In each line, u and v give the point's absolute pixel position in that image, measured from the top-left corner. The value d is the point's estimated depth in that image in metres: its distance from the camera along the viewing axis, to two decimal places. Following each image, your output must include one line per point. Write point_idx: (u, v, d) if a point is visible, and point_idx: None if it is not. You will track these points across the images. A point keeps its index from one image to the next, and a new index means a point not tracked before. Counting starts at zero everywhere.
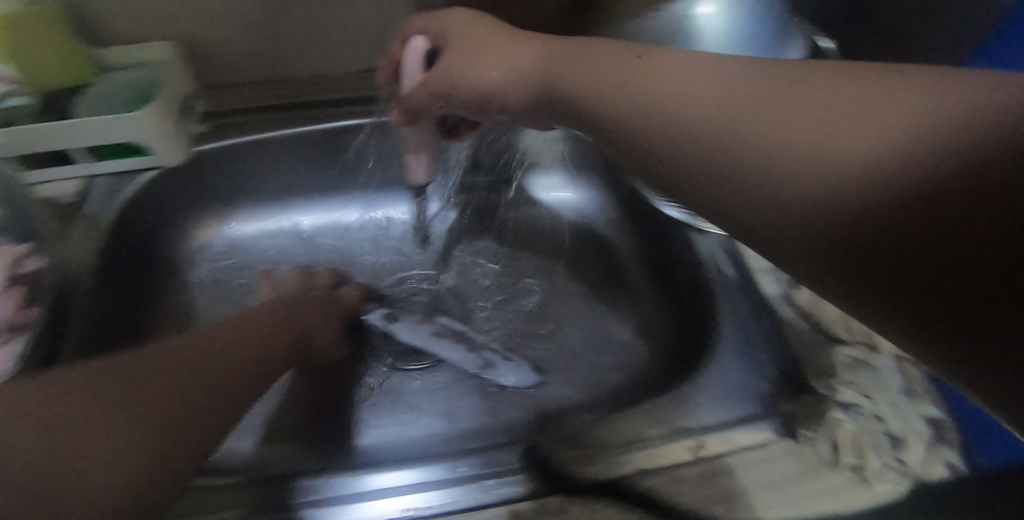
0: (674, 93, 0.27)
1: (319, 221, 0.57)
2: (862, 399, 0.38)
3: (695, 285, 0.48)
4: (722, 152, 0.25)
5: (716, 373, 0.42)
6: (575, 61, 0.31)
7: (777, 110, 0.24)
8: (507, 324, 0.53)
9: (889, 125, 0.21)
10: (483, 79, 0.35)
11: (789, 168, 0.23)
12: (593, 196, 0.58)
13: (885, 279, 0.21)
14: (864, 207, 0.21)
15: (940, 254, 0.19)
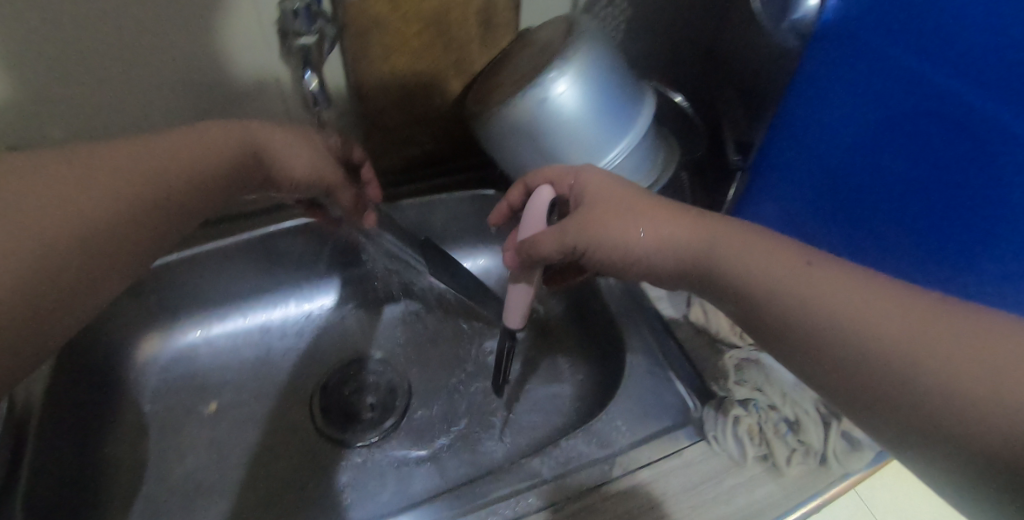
0: (749, 248, 0.36)
1: (261, 321, 0.60)
2: (756, 394, 0.43)
3: (608, 322, 0.53)
4: (741, 284, 0.36)
5: (633, 393, 0.46)
6: (652, 213, 0.39)
7: (823, 287, 0.32)
8: (452, 385, 0.56)
9: (913, 334, 0.29)
10: (611, 235, 0.39)
11: (839, 353, 0.31)
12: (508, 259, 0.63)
13: (892, 400, 0.29)
14: (881, 359, 0.29)
15: (920, 399, 0.28)
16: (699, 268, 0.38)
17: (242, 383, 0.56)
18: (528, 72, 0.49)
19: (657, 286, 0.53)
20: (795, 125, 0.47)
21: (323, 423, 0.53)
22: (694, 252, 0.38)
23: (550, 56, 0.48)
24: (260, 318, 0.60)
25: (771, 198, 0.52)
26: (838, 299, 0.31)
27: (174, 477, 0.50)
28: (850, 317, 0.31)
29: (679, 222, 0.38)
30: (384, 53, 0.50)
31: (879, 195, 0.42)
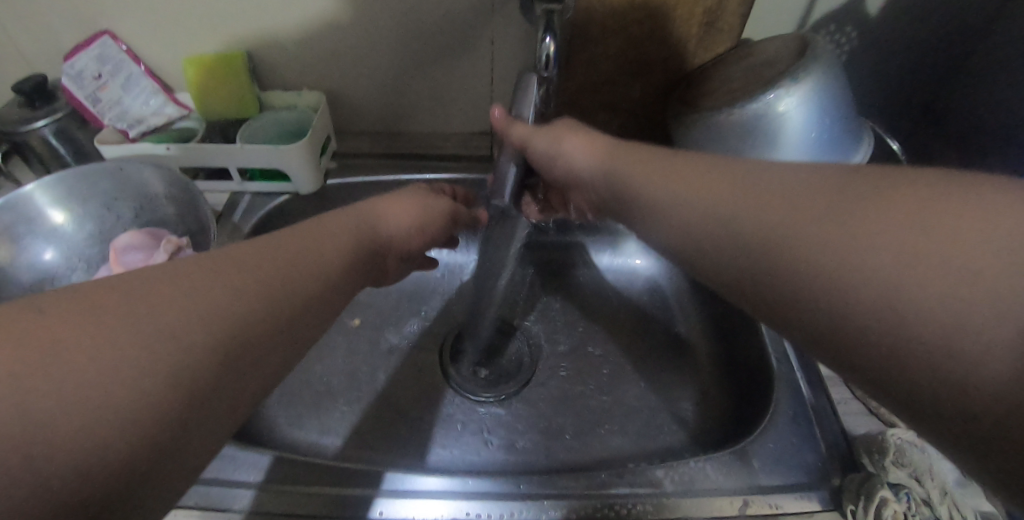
0: (719, 184, 0.29)
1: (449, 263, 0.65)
2: (913, 480, 0.39)
3: (755, 358, 0.51)
4: (703, 217, 0.28)
5: (773, 440, 0.44)
6: (654, 172, 0.33)
7: (816, 230, 0.24)
8: (574, 369, 0.57)
9: (865, 259, 0.22)
10: (630, 184, 0.34)
11: (783, 268, 0.24)
12: (660, 268, 0.63)
13: (886, 377, 0.21)
14: (881, 297, 0.21)
15: (916, 353, 0.20)
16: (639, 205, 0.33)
17: (385, 312, 0.63)
18: (746, 84, 0.47)
19: None
20: None
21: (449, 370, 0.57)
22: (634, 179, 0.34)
23: (779, 73, 0.45)
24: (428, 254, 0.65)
25: None
26: (829, 245, 0.23)
27: (316, 375, 0.57)
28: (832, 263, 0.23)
29: (696, 166, 0.31)
30: (602, 33, 0.50)
31: None
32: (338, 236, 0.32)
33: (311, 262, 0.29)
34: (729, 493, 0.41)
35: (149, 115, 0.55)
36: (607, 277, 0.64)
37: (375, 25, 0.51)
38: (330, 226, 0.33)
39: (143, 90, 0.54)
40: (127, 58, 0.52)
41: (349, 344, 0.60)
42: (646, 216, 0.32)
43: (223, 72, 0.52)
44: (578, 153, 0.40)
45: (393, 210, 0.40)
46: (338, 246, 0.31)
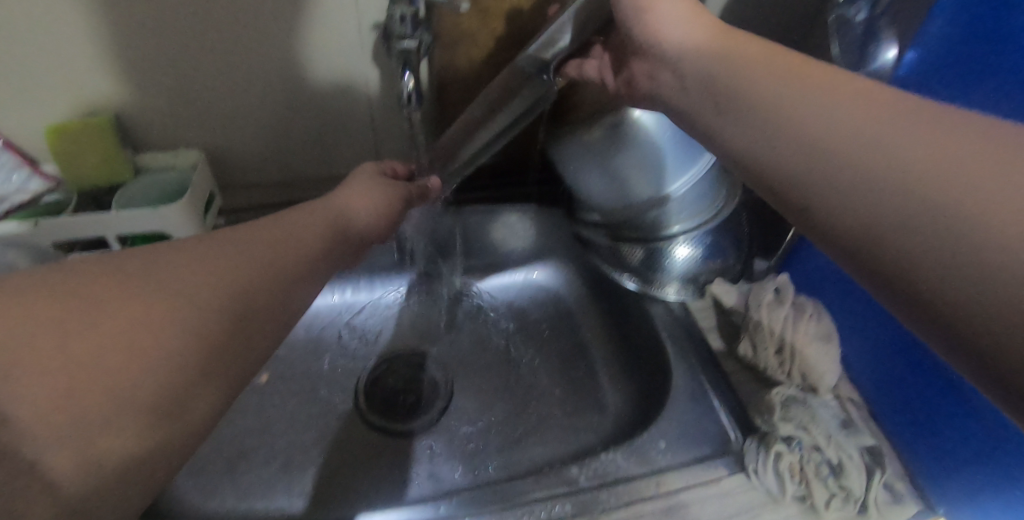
0: (808, 80, 0.26)
1: (358, 302, 0.65)
2: (800, 431, 0.42)
3: (652, 348, 0.54)
4: (781, 109, 0.26)
5: (676, 419, 0.46)
6: (744, 57, 0.29)
7: (899, 134, 0.22)
8: (493, 389, 0.59)
9: (938, 166, 0.20)
10: (717, 61, 0.30)
11: (839, 162, 0.23)
12: (562, 279, 0.67)
13: (920, 288, 0.20)
14: (933, 205, 0.20)
15: (954, 260, 0.19)
16: (724, 86, 0.29)
17: (295, 365, 0.61)
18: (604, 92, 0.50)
19: (708, 318, 0.55)
20: None
21: (368, 412, 0.57)
22: (726, 61, 0.30)
23: None
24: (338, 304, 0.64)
25: None
26: (902, 141, 0.22)
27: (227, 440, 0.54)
28: (894, 159, 0.22)
29: (803, 61, 0.27)
30: (468, 62, 0.53)
31: None
32: (309, 214, 0.36)
33: (279, 252, 0.31)
34: (643, 476, 0.43)
35: (12, 192, 0.52)
36: (514, 296, 0.67)
37: (251, 77, 0.52)
38: (288, 219, 0.34)
39: (2, 166, 0.51)
40: None
41: (260, 402, 0.57)
42: (717, 98, 0.30)
43: (87, 139, 0.51)
44: (670, 21, 0.33)
45: (351, 202, 0.43)
46: (310, 235, 0.34)
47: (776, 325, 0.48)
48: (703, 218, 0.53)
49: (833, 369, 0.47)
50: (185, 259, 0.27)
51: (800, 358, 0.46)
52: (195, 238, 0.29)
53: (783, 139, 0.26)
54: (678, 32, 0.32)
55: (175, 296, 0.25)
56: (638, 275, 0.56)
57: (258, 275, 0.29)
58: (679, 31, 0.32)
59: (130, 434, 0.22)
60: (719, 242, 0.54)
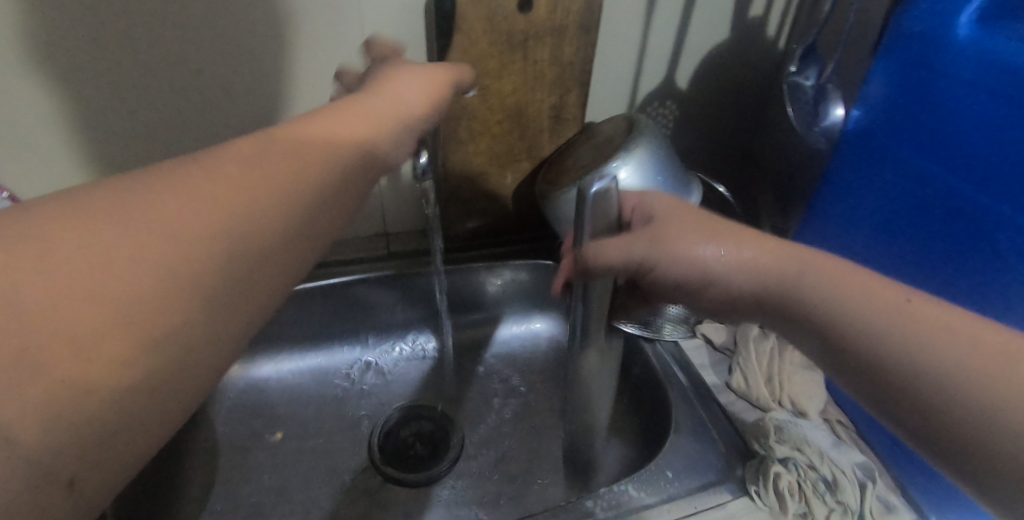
0: (844, 279, 0.30)
1: (385, 354, 0.69)
2: (795, 450, 0.45)
3: (651, 384, 0.58)
4: (824, 306, 0.30)
5: (679, 448, 0.49)
6: (755, 253, 0.32)
7: (940, 343, 0.26)
8: (501, 435, 0.62)
9: (979, 379, 0.25)
10: (708, 263, 0.32)
11: (890, 368, 0.27)
12: (560, 327, 0.71)
13: (948, 444, 0.26)
14: (980, 408, 0.25)
15: (1003, 454, 0.24)
16: (761, 290, 0.32)
17: (308, 419, 0.63)
18: (594, 159, 0.58)
19: (700, 355, 0.59)
20: (831, 212, 0.54)
21: (382, 462, 0.59)
22: (753, 264, 0.32)
23: (613, 148, 0.57)
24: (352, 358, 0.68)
25: None
26: (943, 349, 0.26)
27: (245, 498, 0.56)
28: (940, 369, 0.26)
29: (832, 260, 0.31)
30: (469, 134, 0.60)
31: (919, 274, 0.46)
32: (360, 108, 0.34)
33: (323, 162, 0.29)
34: (650, 503, 0.46)
35: None
36: (516, 345, 0.70)
37: None
38: (350, 112, 0.33)
39: None
40: None
41: (276, 458, 0.59)
42: (745, 294, 0.33)
43: None
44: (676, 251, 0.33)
45: (402, 87, 0.38)
46: (375, 131, 0.33)
47: (763, 357, 0.53)
48: None
49: (818, 393, 0.51)
50: (183, 180, 0.23)
51: (788, 386, 0.51)
52: (237, 144, 0.27)
53: (832, 336, 0.30)
54: (671, 241, 0.33)
55: (161, 224, 0.21)
56: None
57: (276, 217, 0.25)
58: (691, 235, 0.33)
59: (175, 368, 0.20)
60: None
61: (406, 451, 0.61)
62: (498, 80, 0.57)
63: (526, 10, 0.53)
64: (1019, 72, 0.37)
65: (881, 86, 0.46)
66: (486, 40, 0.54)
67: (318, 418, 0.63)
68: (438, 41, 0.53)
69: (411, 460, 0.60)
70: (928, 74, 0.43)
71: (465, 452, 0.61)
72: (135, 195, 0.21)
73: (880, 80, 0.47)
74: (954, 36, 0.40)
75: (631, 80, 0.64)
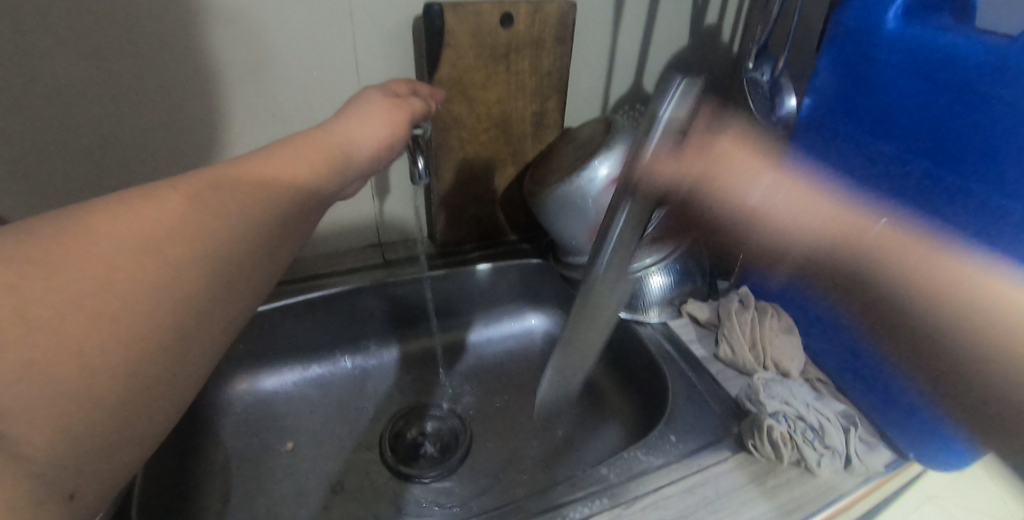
0: None
1: (385, 361, 0.71)
2: (785, 405, 0.50)
3: (645, 363, 0.62)
4: None
5: (678, 416, 0.53)
6: None
7: None
8: (506, 426, 0.64)
9: None
10: None
11: None
12: (553, 322, 0.74)
13: None
14: None
15: None
16: None
17: (316, 428, 0.64)
18: (579, 159, 0.62)
19: (686, 332, 0.63)
20: (792, 194, 0.60)
21: (394, 462, 0.61)
22: None
23: (594, 147, 0.62)
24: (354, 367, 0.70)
25: (776, 255, 0.62)
26: None
27: (260, 507, 0.57)
28: None
29: None
30: (458, 142, 0.64)
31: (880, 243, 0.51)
32: (303, 149, 0.38)
33: (266, 197, 0.34)
34: (657, 466, 0.49)
35: None
36: (513, 342, 0.73)
37: None
38: (288, 152, 0.38)
39: None
40: None
41: (287, 466, 0.60)
42: None
43: None
44: None
45: (351, 130, 0.43)
46: (308, 167, 0.38)
47: (746, 326, 0.58)
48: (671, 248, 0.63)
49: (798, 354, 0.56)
50: (165, 196, 0.29)
51: (770, 350, 0.56)
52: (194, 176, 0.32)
53: None
54: None
55: (150, 251, 0.27)
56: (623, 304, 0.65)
57: (225, 247, 0.31)
58: None
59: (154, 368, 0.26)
60: (684, 267, 0.64)
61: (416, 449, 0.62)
62: (483, 90, 0.62)
63: (507, 26, 0.58)
64: (939, 56, 0.43)
65: (828, 77, 0.53)
66: (471, 53, 0.58)
67: (325, 425, 0.65)
68: (427, 56, 0.57)
69: (422, 458, 0.61)
70: (865, 63, 0.49)
71: (474, 446, 0.63)
72: (133, 205, 0.27)
73: (827, 71, 0.53)
74: (884, 29, 0.47)
75: (603, 87, 0.70)
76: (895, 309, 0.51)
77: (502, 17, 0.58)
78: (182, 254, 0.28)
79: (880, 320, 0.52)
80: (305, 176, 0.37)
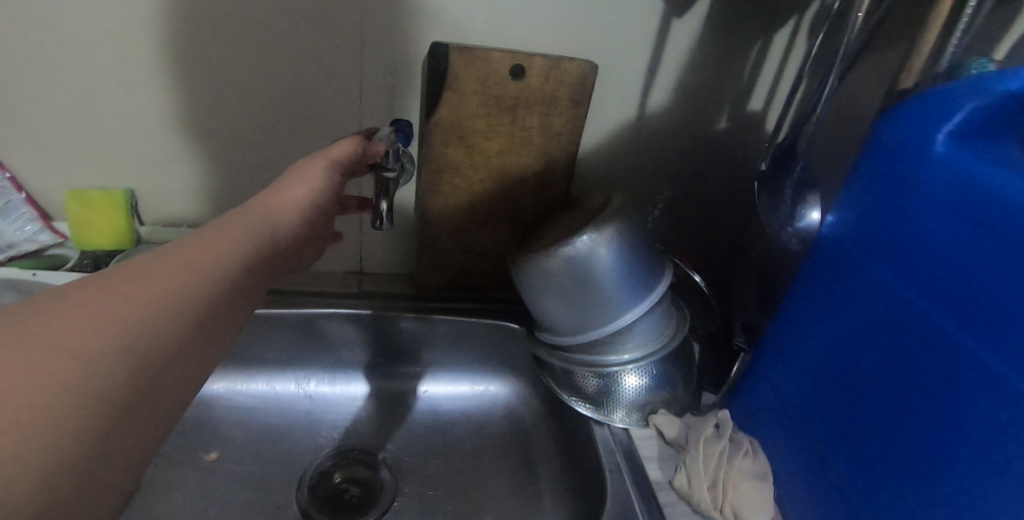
0: None
1: (336, 392, 0.67)
2: None
3: (596, 470, 0.55)
4: None
5: None
6: None
7: None
8: (436, 496, 0.59)
9: None
10: None
11: None
12: (519, 393, 0.69)
13: None
14: None
15: None
16: None
17: (244, 447, 0.62)
18: (567, 230, 0.56)
19: (649, 446, 0.56)
20: (794, 319, 0.51)
21: (308, 505, 0.57)
22: None
23: (586, 221, 0.56)
24: (304, 389, 0.67)
25: (766, 382, 0.54)
26: None
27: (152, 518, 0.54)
28: None
29: None
30: (450, 187, 0.61)
31: (881, 408, 0.42)
32: (222, 228, 0.39)
33: (197, 278, 0.34)
34: None
35: (22, 241, 0.62)
36: (472, 404, 0.68)
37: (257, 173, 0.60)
38: (208, 233, 0.38)
39: (23, 218, 0.62)
40: (11, 186, 0.60)
41: (202, 481, 0.58)
42: None
43: (105, 209, 0.62)
44: None
45: (282, 202, 0.44)
46: (235, 242, 0.38)
47: (711, 459, 0.51)
48: (650, 349, 0.57)
49: (763, 507, 0.48)
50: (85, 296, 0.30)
51: (732, 495, 0.48)
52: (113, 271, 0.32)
53: None
54: None
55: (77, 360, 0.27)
56: (591, 399, 0.59)
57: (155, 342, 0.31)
58: None
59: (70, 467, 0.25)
60: (665, 372, 0.58)
61: (337, 497, 0.58)
62: (484, 140, 0.58)
63: (518, 78, 0.55)
64: (993, 199, 0.35)
65: (853, 192, 0.44)
66: (475, 100, 0.56)
67: (254, 447, 0.62)
68: (429, 96, 0.55)
69: (337, 508, 0.57)
70: (900, 186, 0.41)
71: (395, 508, 0.58)
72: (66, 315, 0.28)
73: (854, 185, 0.44)
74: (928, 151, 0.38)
75: (619, 157, 0.65)
76: (888, 493, 0.41)
77: (513, 69, 0.54)
78: (105, 360, 0.28)
79: (871, 499, 0.43)
80: (228, 253, 0.37)
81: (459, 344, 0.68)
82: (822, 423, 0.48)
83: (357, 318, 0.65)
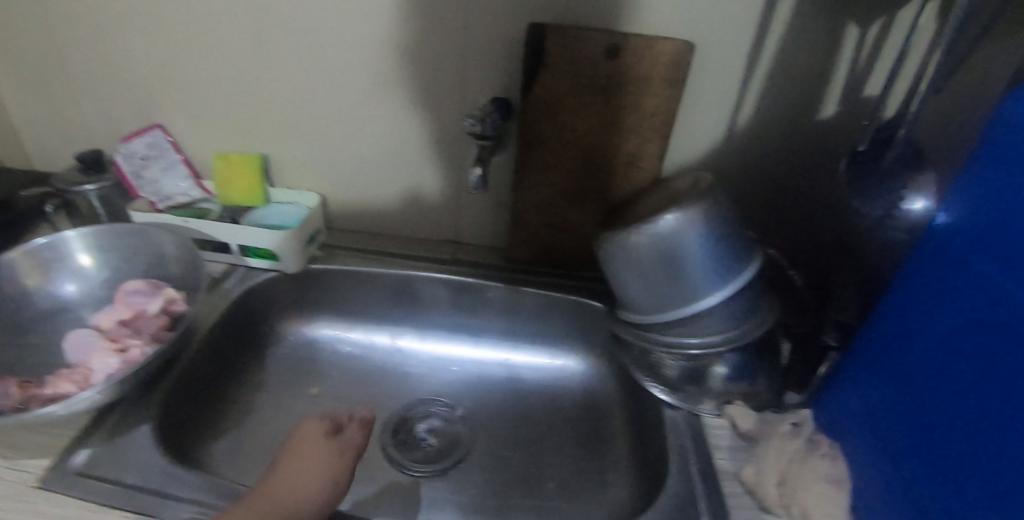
0: None
1: (424, 351, 0.73)
2: None
3: (661, 452, 0.56)
4: None
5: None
6: None
7: None
8: (505, 455, 0.63)
9: None
10: None
11: None
12: (595, 371, 0.70)
13: None
14: None
15: None
16: None
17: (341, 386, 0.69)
18: (653, 210, 0.57)
19: (721, 436, 0.55)
20: (894, 318, 0.47)
21: (388, 443, 0.63)
22: None
23: (672, 201, 0.56)
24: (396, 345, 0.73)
25: (856, 383, 0.51)
26: None
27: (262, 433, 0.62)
28: None
29: None
30: (542, 164, 0.63)
31: (966, 418, 0.38)
32: None
33: None
34: None
35: (178, 194, 0.73)
36: (547, 377, 0.71)
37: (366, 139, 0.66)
38: None
39: (179, 175, 0.73)
40: (170, 146, 0.72)
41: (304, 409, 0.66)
42: None
43: (242, 168, 0.71)
44: None
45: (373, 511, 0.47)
46: None
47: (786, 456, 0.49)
48: (731, 335, 0.55)
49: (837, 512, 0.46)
50: None
51: (801, 494, 0.47)
52: None
53: None
54: None
55: None
56: (668, 383, 0.59)
57: None
58: None
59: None
60: (744, 363, 0.56)
61: (415, 441, 0.64)
62: (576, 119, 0.60)
63: (613, 57, 0.56)
64: None
65: (971, 181, 0.40)
66: (569, 79, 0.58)
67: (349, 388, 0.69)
68: (526, 74, 0.58)
69: (412, 450, 0.62)
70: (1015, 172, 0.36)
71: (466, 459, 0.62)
72: None
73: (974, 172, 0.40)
74: None
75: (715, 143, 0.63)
76: (961, 509, 0.37)
77: (609, 49, 0.56)
78: None
79: None
80: None
81: (539, 317, 0.71)
82: (908, 430, 0.44)
83: (445, 282, 0.70)
